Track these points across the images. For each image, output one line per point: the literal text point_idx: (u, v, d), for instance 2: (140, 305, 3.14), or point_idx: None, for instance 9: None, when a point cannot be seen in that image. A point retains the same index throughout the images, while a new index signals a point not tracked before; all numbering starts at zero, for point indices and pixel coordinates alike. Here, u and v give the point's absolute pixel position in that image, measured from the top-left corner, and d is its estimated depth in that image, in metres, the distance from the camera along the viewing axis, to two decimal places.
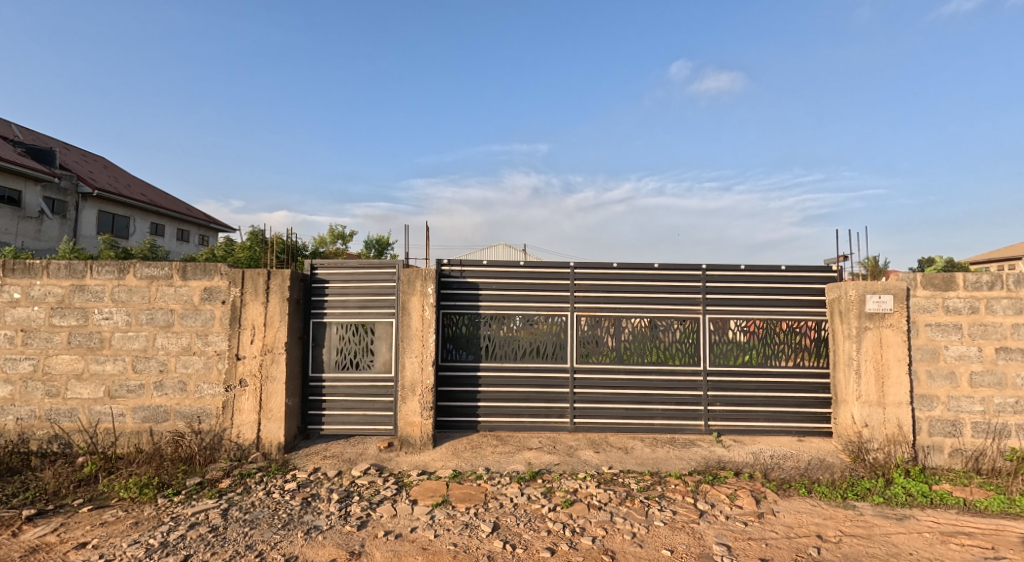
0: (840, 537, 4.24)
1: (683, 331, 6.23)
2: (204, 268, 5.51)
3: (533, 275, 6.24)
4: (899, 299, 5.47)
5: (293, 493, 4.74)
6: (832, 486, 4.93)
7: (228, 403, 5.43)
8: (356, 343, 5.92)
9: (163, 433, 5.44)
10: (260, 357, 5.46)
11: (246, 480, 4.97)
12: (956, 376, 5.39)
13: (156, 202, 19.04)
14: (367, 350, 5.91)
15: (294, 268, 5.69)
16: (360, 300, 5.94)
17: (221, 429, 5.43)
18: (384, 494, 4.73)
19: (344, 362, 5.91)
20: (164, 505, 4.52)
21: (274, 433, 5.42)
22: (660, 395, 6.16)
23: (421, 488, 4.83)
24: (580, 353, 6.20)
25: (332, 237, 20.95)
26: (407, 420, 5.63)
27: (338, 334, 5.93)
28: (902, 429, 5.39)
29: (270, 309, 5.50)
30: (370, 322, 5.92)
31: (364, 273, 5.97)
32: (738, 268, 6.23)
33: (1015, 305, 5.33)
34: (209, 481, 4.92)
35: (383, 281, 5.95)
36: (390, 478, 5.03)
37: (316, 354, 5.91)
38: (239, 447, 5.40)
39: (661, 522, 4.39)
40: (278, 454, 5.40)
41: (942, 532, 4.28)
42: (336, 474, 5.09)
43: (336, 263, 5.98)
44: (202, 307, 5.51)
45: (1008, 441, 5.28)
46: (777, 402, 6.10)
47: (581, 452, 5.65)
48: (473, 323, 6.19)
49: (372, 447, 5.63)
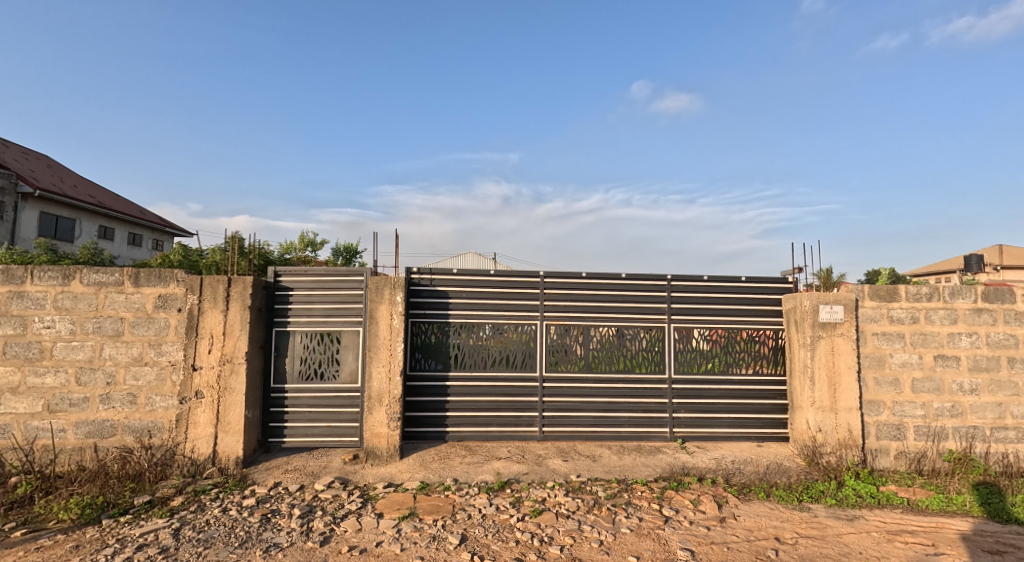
0: (796, 539, 4.42)
1: (649, 340, 6.40)
2: (158, 274, 5.40)
3: (502, 284, 6.33)
4: (849, 309, 5.75)
5: (251, 509, 4.67)
6: (789, 490, 5.16)
7: (182, 417, 5.32)
8: (321, 353, 5.88)
9: (109, 449, 5.29)
10: (217, 367, 5.38)
11: (201, 497, 4.88)
12: (901, 382, 5.69)
13: (104, 203, 18.51)
14: (332, 360, 5.88)
15: (256, 276, 5.64)
16: (326, 308, 5.92)
17: (173, 444, 5.32)
18: (348, 508, 4.71)
19: (308, 373, 5.86)
20: (108, 527, 4.41)
21: (231, 446, 5.34)
22: (627, 403, 6.32)
23: (388, 501, 4.83)
24: (549, 361, 6.31)
25: (303, 245, 20.62)
26: (373, 431, 5.59)
27: (302, 343, 5.89)
28: (852, 434, 5.64)
29: (229, 317, 5.43)
30: (336, 332, 5.90)
31: (330, 281, 5.95)
32: (701, 278, 6.47)
33: (951, 315, 5.69)
34: (159, 499, 4.80)
35: (350, 289, 5.95)
36: (354, 491, 5.01)
37: (279, 364, 5.86)
38: (193, 462, 5.30)
39: (628, 529, 4.50)
40: (235, 469, 5.32)
41: (889, 531, 4.51)
42: (298, 489, 5.05)
43: (301, 271, 5.95)
44: (156, 315, 5.40)
45: (946, 443, 5.61)
46: (739, 409, 6.34)
47: (549, 461, 5.74)
48: (442, 332, 6.23)
49: (337, 460, 5.58)
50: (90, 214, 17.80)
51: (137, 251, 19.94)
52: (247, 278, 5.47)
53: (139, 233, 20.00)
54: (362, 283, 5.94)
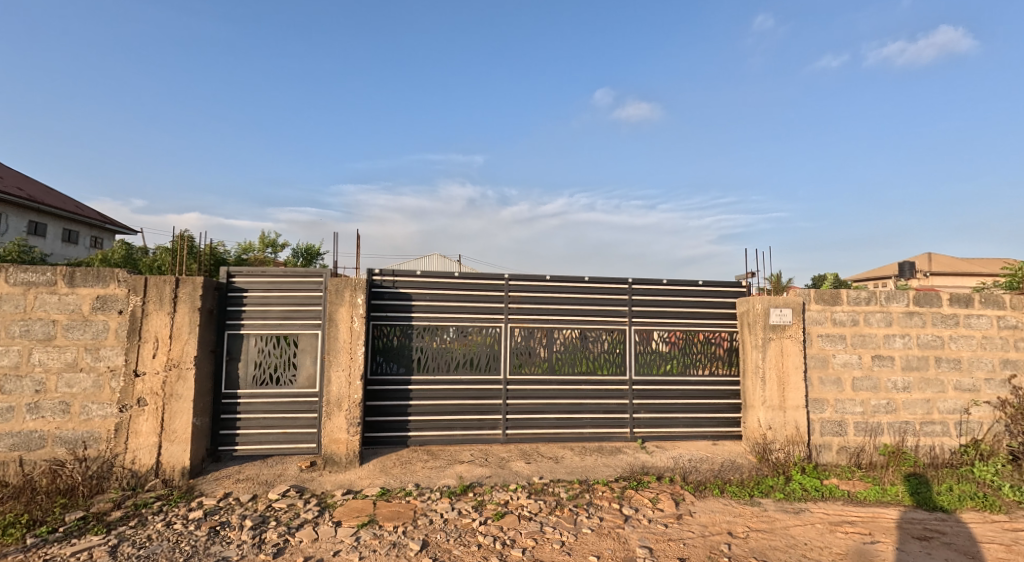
0: (747, 532, 4.62)
1: (610, 342, 6.56)
2: (97, 274, 5.26)
3: (466, 287, 6.38)
4: (796, 312, 6.03)
5: (198, 522, 4.57)
6: (742, 486, 5.38)
7: (122, 425, 5.15)
8: (277, 357, 5.81)
9: (37, 462, 5.08)
10: (163, 373, 5.23)
11: (142, 511, 4.71)
12: (842, 381, 6.01)
13: (35, 197, 17.62)
14: (288, 364, 5.81)
15: (207, 277, 5.50)
16: (282, 310, 5.85)
17: (111, 455, 5.13)
18: (304, 517, 4.67)
19: (262, 378, 5.78)
20: (34, 547, 4.16)
21: (176, 456, 5.20)
22: (589, 404, 6.46)
23: (346, 509, 4.81)
24: (513, 363, 6.39)
25: (263, 245, 20.17)
26: (332, 437, 5.55)
27: (257, 347, 5.80)
28: (799, 431, 5.92)
29: (176, 319, 5.29)
30: (293, 335, 5.85)
31: (287, 282, 5.89)
32: (660, 282, 6.67)
33: (887, 318, 6.05)
34: (94, 514, 4.59)
35: (307, 291, 5.89)
36: (311, 500, 4.96)
37: (231, 368, 5.76)
38: (134, 475, 5.13)
39: (588, 529, 4.62)
40: (181, 480, 5.19)
41: (831, 522, 4.76)
42: (249, 499, 4.95)
43: (255, 272, 5.86)
44: (94, 317, 5.25)
45: (882, 437, 5.96)
46: (696, 409, 6.57)
47: (512, 464, 5.82)
48: (405, 335, 6.23)
49: (292, 467, 5.51)
50: (18, 209, 16.93)
51: (71, 248, 19.09)
52: (197, 279, 5.34)
53: (73, 229, 19.15)
54: (321, 285, 5.91)
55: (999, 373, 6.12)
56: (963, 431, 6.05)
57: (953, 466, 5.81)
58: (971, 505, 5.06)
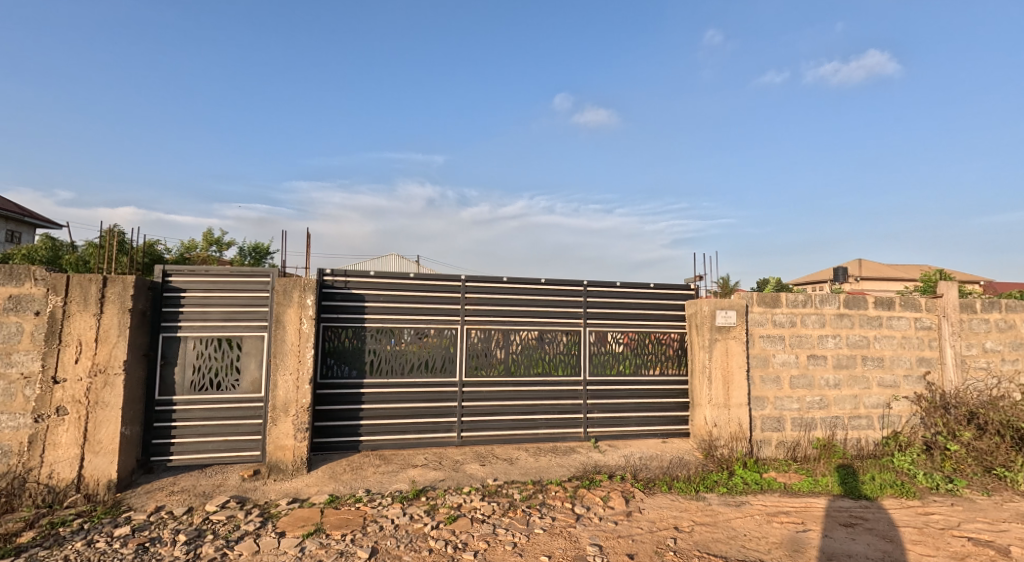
0: (693, 526, 4.80)
1: (566, 344, 6.69)
2: (11, 272, 4.93)
3: (422, 288, 6.37)
4: (740, 314, 6.29)
5: (124, 540, 4.23)
6: (688, 481, 5.58)
7: (38, 437, 4.84)
8: (219, 360, 5.65)
9: None
10: (87, 379, 4.95)
11: (58, 529, 4.33)
12: (781, 379, 6.31)
13: None
14: (230, 368, 5.66)
15: (140, 276, 5.28)
16: (224, 312, 5.69)
17: (24, 470, 4.78)
18: (245, 529, 4.44)
19: (201, 383, 5.60)
20: None
21: (101, 468, 4.90)
22: (544, 405, 6.56)
23: (291, 518, 4.64)
24: (469, 366, 6.43)
25: (207, 244, 19.46)
26: (278, 443, 5.39)
27: (195, 350, 5.62)
28: (741, 427, 6.19)
29: (103, 322, 5.02)
30: (236, 337, 5.70)
31: (230, 283, 5.73)
32: (614, 284, 6.84)
33: (820, 320, 6.40)
34: (4, 534, 4.19)
35: (251, 293, 5.76)
36: (253, 510, 4.74)
37: (166, 373, 5.54)
38: (50, 491, 4.78)
39: (541, 529, 4.70)
40: (106, 495, 4.88)
41: (768, 513, 5.01)
42: (184, 512, 4.67)
43: (194, 272, 5.67)
44: (6, 318, 4.91)
45: (814, 432, 6.31)
46: (646, 409, 6.76)
47: (466, 466, 5.85)
48: (358, 336, 6.17)
49: (233, 477, 5.32)
50: None
51: None
52: (127, 278, 5.11)
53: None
54: (268, 285, 5.78)
55: (916, 370, 6.60)
56: (884, 424, 6.50)
57: (876, 456, 6.21)
58: (891, 492, 5.43)
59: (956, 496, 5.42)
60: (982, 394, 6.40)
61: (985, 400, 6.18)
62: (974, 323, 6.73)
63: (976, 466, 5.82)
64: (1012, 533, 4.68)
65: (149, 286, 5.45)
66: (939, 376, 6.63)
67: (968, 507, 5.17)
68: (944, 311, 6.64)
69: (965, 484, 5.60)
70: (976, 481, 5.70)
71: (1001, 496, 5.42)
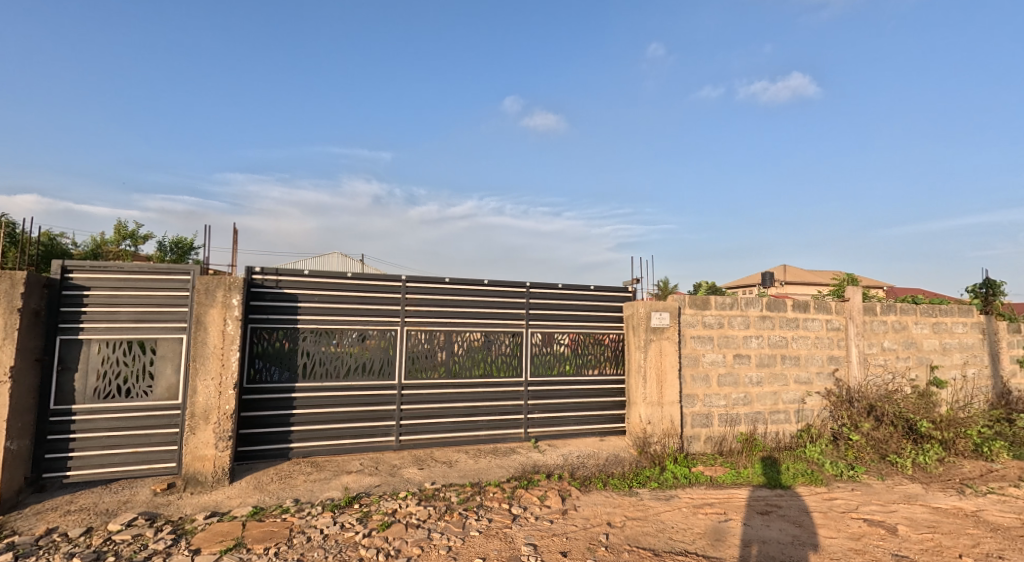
0: (624, 521, 4.89)
1: (511, 345, 6.70)
2: None
3: (359, 289, 6.20)
4: (673, 316, 6.48)
5: None
6: (622, 478, 5.70)
7: None
8: (129, 366, 5.29)
9: None
10: None
11: None
12: (709, 377, 6.56)
13: None
14: (142, 374, 5.31)
15: (32, 272, 4.87)
16: (135, 312, 5.33)
17: None
18: (154, 547, 4.18)
19: (107, 391, 5.22)
20: None
21: None
22: (485, 407, 6.54)
23: (208, 534, 4.40)
24: (409, 368, 6.31)
25: (117, 238, 18.28)
26: (196, 454, 5.12)
27: (100, 354, 5.23)
28: (673, 424, 6.38)
29: None
30: (149, 340, 5.35)
31: (143, 281, 5.37)
32: (555, 286, 6.90)
33: (745, 321, 6.69)
34: None
35: (167, 292, 5.42)
36: (165, 527, 4.48)
37: (64, 380, 5.13)
38: None
39: (477, 532, 4.67)
40: None
41: (694, 505, 5.18)
42: (82, 533, 4.33)
43: (100, 268, 5.27)
44: None
45: (739, 426, 6.60)
46: (585, 408, 6.86)
47: (404, 471, 5.74)
48: (290, 338, 5.95)
49: (144, 492, 5.00)
50: None
51: None
52: (15, 274, 4.69)
53: None
54: (188, 284, 5.47)
55: (826, 367, 7.00)
56: (799, 417, 6.87)
57: (791, 447, 6.60)
58: (802, 480, 5.76)
59: (856, 481, 5.83)
60: (880, 389, 7.05)
61: (882, 394, 6.86)
62: (875, 324, 7.25)
63: (873, 453, 6.38)
64: (899, 513, 5.06)
65: (45, 284, 5.03)
66: (844, 373, 7.07)
67: (865, 491, 5.54)
68: (850, 314, 7.11)
69: (864, 470, 6.05)
70: (873, 466, 6.20)
71: (892, 480, 5.89)
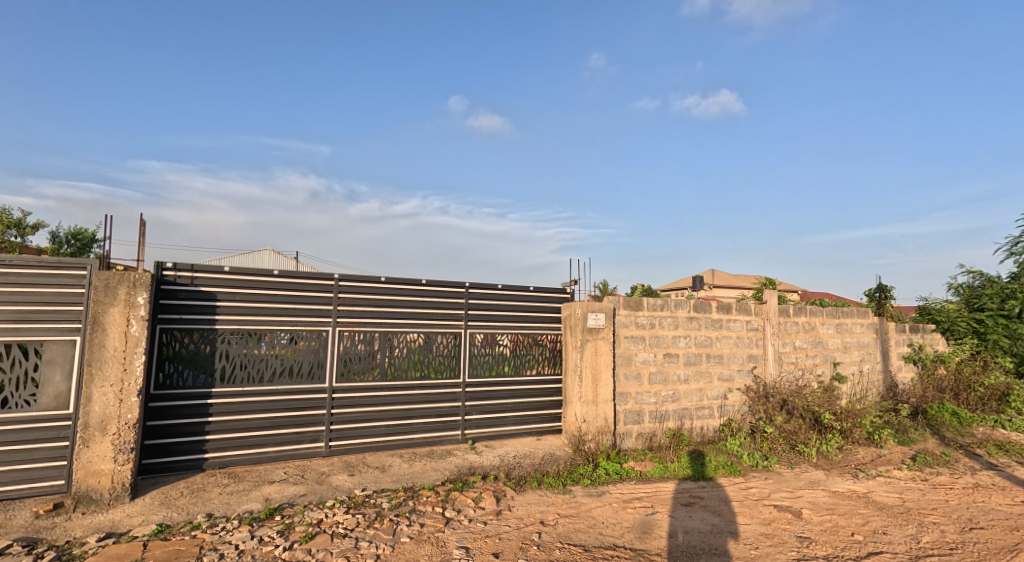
0: (557, 519, 4.86)
1: (451, 346, 6.54)
2: None
3: (288, 287, 5.85)
4: (609, 316, 6.52)
5: None
6: (557, 476, 5.68)
7: None
8: (9, 373, 4.74)
9: None
10: None
11: None
12: (641, 375, 6.66)
13: None
14: (26, 381, 4.77)
15: None
16: (17, 312, 4.79)
17: None
18: None
19: None
20: None
21: None
22: (421, 410, 6.34)
23: (101, 558, 4.00)
24: (341, 371, 6.03)
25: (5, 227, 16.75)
26: (90, 469, 4.66)
27: None
28: (607, 422, 6.44)
29: None
30: (33, 343, 4.82)
31: (27, 277, 4.83)
32: (495, 286, 6.79)
33: (675, 321, 6.84)
34: None
35: (57, 290, 4.90)
36: (50, 553, 4.04)
37: None
38: None
39: (407, 538, 4.48)
40: None
41: (624, 500, 5.22)
42: None
43: None
44: None
45: (668, 422, 6.74)
46: (523, 409, 6.81)
47: (333, 478, 5.46)
48: (207, 339, 5.53)
49: (25, 514, 4.49)
50: None
51: None
52: None
53: None
54: (84, 281, 4.97)
55: (746, 365, 7.28)
56: (722, 412, 7.10)
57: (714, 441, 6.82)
58: (722, 471, 5.94)
59: (768, 470, 6.07)
60: (792, 385, 7.41)
61: (793, 390, 7.17)
62: (788, 325, 7.63)
63: (785, 443, 6.64)
64: (804, 498, 5.30)
65: None
66: (762, 370, 7.38)
67: (776, 480, 5.77)
68: (767, 315, 7.43)
69: (775, 459, 6.31)
70: (784, 455, 6.47)
71: (799, 467, 6.18)
